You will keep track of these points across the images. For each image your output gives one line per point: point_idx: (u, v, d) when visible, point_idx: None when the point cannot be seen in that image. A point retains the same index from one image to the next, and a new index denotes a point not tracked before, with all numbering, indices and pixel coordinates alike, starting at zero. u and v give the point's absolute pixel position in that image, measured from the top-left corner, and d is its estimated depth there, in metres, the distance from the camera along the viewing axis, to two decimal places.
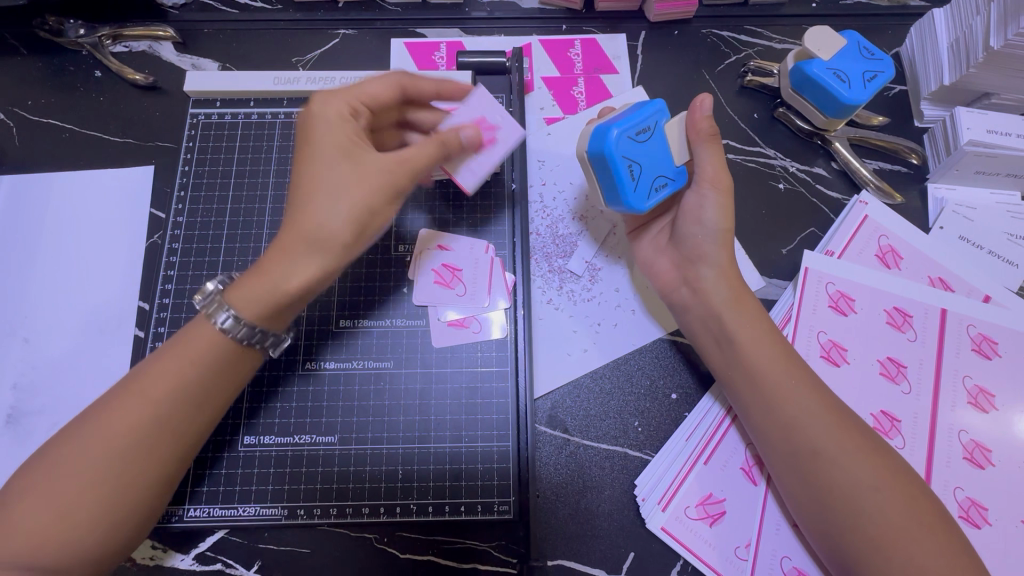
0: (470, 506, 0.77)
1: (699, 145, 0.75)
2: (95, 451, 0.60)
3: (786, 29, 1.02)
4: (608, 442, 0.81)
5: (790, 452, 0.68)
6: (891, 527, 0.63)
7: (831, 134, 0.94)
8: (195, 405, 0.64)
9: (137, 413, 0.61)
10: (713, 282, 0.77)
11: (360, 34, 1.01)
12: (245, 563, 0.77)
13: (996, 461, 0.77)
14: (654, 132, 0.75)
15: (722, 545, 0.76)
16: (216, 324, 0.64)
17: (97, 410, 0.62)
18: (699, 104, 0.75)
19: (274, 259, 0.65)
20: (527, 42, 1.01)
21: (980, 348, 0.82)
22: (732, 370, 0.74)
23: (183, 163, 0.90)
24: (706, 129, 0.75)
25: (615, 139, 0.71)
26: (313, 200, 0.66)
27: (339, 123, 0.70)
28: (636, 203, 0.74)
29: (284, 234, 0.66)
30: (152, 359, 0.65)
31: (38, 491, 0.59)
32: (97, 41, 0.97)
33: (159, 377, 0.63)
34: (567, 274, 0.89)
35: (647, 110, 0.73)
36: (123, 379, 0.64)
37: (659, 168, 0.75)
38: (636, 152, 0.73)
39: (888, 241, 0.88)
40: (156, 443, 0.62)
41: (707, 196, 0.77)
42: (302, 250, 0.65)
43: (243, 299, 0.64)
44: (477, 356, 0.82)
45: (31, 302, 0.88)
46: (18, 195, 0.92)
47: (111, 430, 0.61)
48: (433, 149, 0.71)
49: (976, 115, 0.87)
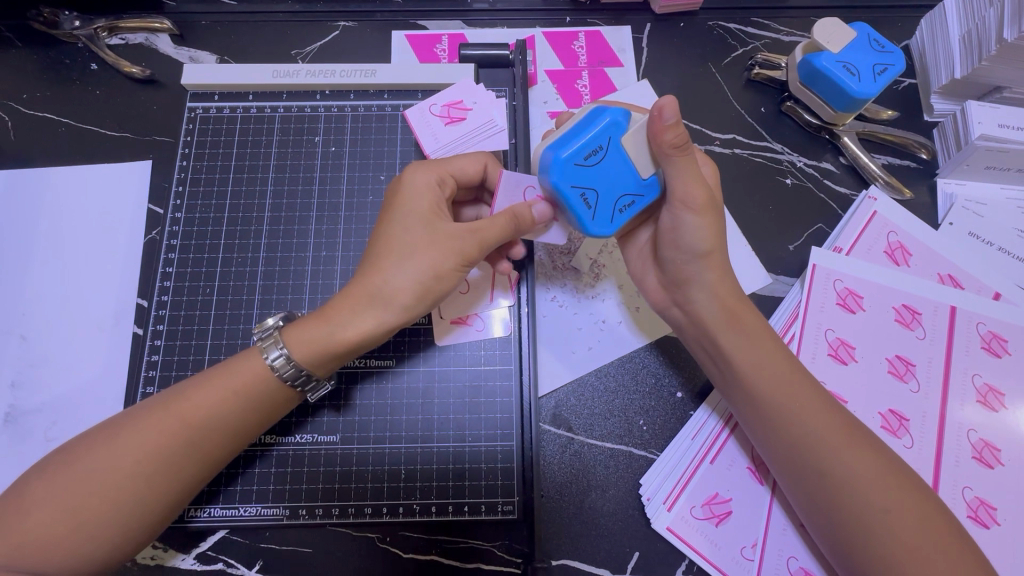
0: (474, 506, 0.76)
1: (663, 160, 0.64)
2: (117, 459, 0.61)
3: (794, 21, 1.00)
4: (613, 440, 0.80)
5: (799, 471, 0.67)
6: (901, 536, 0.62)
7: (840, 129, 0.92)
8: (223, 431, 0.64)
9: (163, 434, 0.62)
10: (704, 305, 0.72)
11: (360, 26, 1.00)
12: (246, 562, 0.76)
13: (1005, 461, 0.76)
14: (609, 148, 0.64)
15: (728, 545, 0.75)
16: (267, 360, 0.66)
17: (121, 425, 0.63)
18: (656, 111, 0.61)
19: (335, 308, 0.66)
20: (530, 34, 1.00)
21: (989, 346, 0.81)
22: (736, 390, 0.72)
23: (181, 158, 0.89)
24: (670, 139, 0.62)
25: (560, 168, 0.63)
26: (384, 259, 0.67)
27: (423, 191, 0.70)
28: (596, 230, 0.66)
29: (354, 286, 0.67)
30: (195, 379, 0.66)
31: (50, 493, 0.59)
32: (92, 33, 0.96)
33: (195, 399, 0.64)
34: (571, 271, 0.88)
35: (595, 127, 0.63)
36: (166, 394, 0.65)
37: (622, 188, 0.66)
38: (588, 177, 0.64)
39: (897, 238, 0.87)
40: (179, 463, 0.62)
41: (684, 217, 0.69)
42: (366, 306, 0.66)
43: (298, 345, 0.65)
44: (481, 354, 0.81)
45: (28, 300, 0.87)
46: (14, 190, 0.91)
47: (139, 444, 0.62)
48: (504, 224, 0.68)
49: (988, 109, 0.85)
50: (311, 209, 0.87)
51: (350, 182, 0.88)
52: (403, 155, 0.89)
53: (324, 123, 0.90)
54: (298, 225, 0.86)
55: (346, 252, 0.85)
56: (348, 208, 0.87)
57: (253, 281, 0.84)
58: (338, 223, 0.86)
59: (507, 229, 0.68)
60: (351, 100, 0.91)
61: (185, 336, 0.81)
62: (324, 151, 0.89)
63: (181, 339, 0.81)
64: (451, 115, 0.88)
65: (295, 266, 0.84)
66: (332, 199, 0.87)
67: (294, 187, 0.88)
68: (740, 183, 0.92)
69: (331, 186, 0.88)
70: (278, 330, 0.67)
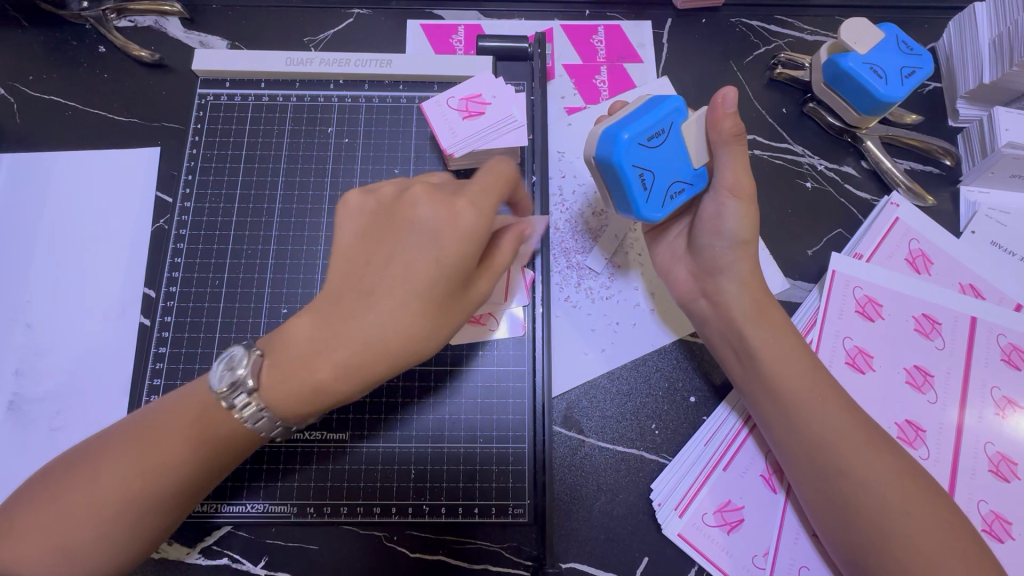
0: (484, 508, 0.75)
1: (719, 147, 0.67)
2: (104, 495, 0.56)
3: (818, 21, 0.98)
4: (624, 444, 0.79)
5: (813, 469, 0.66)
6: (918, 548, 0.61)
7: (863, 132, 0.91)
8: (205, 469, 0.60)
9: (147, 471, 0.57)
10: (734, 294, 0.73)
11: (375, 14, 0.97)
12: (252, 558, 0.75)
13: (1022, 475, 0.75)
14: (670, 132, 0.67)
15: (739, 553, 0.74)
16: (240, 418, 0.59)
17: (99, 454, 0.58)
18: (718, 100, 0.65)
19: (335, 377, 0.57)
20: (549, 26, 0.98)
21: (1009, 358, 0.80)
22: (754, 386, 0.71)
23: (191, 145, 0.87)
24: (728, 129, 0.65)
25: (623, 148, 0.65)
26: (388, 314, 0.56)
27: (464, 230, 0.55)
28: (647, 213, 0.68)
29: (356, 346, 0.56)
30: (172, 409, 0.60)
31: (37, 522, 0.56)
32: (100, 15, 0.93)
33: (172, 436, 0.58)
34: (585, 271, 0.86)
35: (659, 111, 0.66)
36: (142, 423, 0.60)
37: (676, 173, 0.68)
38: (648, 158, 0.66)
39: (919, 245, 0.85)
40: (162, 499, 0.58)
41: (727, 204, 0.70)
42: (362, 377, 0.57)
43: (295, 416, 0.58)
44: (492, 353, 0.80)
45: (34, 287, 0.85)
46: (20, 174, 0.89)
47: (121, 479, 0.57)
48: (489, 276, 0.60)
49: (1017, 116, 0.83)
50: (323, 201, 0.85)
51: (364, 174, 0.86)
52: (418, 148, 0.88)
53: (337, 113, 0.88)
54: (309, 217, 0.84)
55: None
56: None
57: (263, 273, 0.82)
58: None
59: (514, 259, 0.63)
60: (365, 90, 0.89)
61: (193, 328, 0.80)
62: (337, 142, 0.87)
63: (189, 331, 0.80)
64: (469, 109, 0.83)
65: (306, 259, 0.83)
66: (344, 191, 0.85)
67: (306, 179, 0.86)
68: (760, 185, 0.90)
69: (343, 178, 0.86)
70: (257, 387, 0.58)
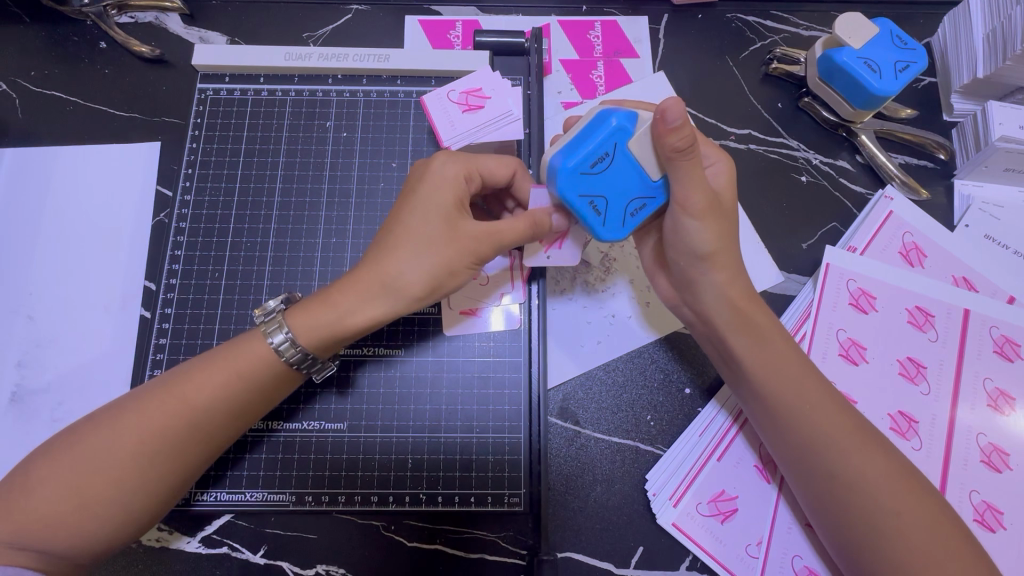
0: (480, 498, 0.76)
1: (666, 165, 0.62)
2: (120, 442, 0.60)
3: (814, 16, 0.99)
4: (620, 434, 0.80)
5: (811, 473, 0.67)
6: (917, 553, 0.61)
7: (858, 127, 0.91)
8: (221, 418, 0.64)
9: (165, 417, 0.62)
10: (713, 307, 0.71)
11: (372, 10, 0.98)
12: (251, 547, 0.76)
13: (1013, 465, 0.76)
14: (615, 154, 0.63)
15: (733, 542, 0.75)
16: (270, 343, 0.65)
17: (129, 402, 0.63)
18: (660, 114, 0.58)
19: (341, 294, 0.66)
20: (546, 22, 0.98)
21: (1002, 350, 0.81)
22: (746, 389, 0.72)
23: (191, 140, 0.88)
24: (674, 144, 0.59)
25: (567, 178, 0.63)
26: (398, 250, 0.65)
27: (443, 176, 0.69)
28: (607, 235, 0.67)
29: (361, 270, 0.67)
30: (200, 361, 0.66)
31: (56, 472, 0.59)
32: (101, 11, 0.94)
33: (196, 390, 0.63)
34: (581, 264, 0.87)
35: (595, 137, 0.62)
36: (168, 376, 0.65)
37: (631, 192, 0.65)
38: (596, 185, 0.64)
39: (913, 239, 0.86)
40: (181, 446, 0.62)
41: (686, 222, 0.66)
42: (369, 294, 0.65)
43: (304, 329, 0.65)
44: (488, 346, 0.81)
45: (34, 280, 0.86)
46: (22, 168, 0.90)
47: (143, 425, 0.61)
48: (521, 229, 0.68)
49: (1010, 110, 0.84)
50: (321, 194, 0.86)
51: (361, 168, 0.87)
52: (416, 142, 0.88)
53: (335, 108, 0.89)
54: (307, 211, 0.85)
55: (356, 239, 0.84)
56: (359, 195, 0.86)
57: (262, 266, 0.83)
58: (348, 210, 0.85)
59: (524, 234, 0.68)
60: (363, 85, 0.90)
61: (193, 320, 0.81)
62: (335, 136, 0.88)
63: (189, 323, 0.81)
64: (469, 103, 0.85)
65: (305, 252, 0.83)
66: (342, 185, 0.86)
67: (305, 173, 0.87)
68: (754, 179, 0.91)
69: (342, 173, 0.87)
70: (284, 313, 0.67)
